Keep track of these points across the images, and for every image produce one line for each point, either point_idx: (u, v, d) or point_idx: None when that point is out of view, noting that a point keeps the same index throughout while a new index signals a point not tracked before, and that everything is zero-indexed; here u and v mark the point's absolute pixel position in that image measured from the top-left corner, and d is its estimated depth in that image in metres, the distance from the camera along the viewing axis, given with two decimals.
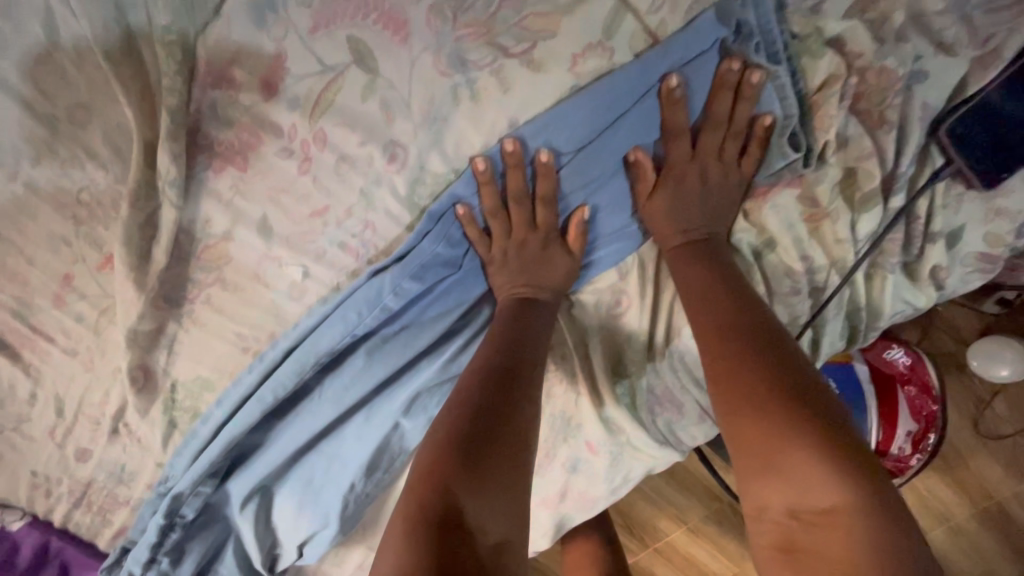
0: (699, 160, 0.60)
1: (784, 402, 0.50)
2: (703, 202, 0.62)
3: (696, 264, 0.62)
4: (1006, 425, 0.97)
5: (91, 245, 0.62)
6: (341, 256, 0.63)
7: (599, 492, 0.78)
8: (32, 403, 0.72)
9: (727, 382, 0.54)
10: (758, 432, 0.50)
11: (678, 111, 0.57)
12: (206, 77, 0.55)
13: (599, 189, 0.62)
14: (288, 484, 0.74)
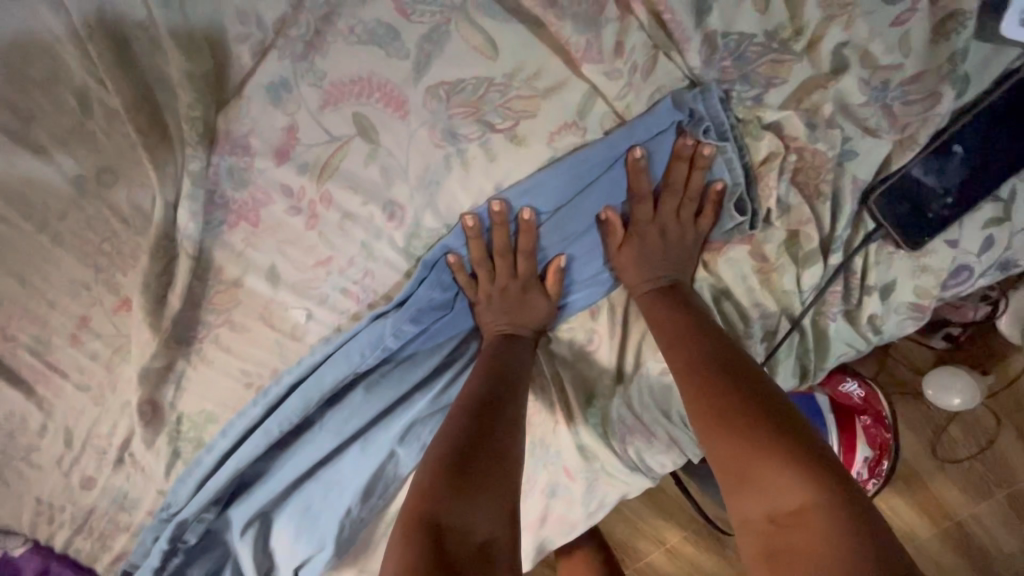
0: (661, 218, 0.68)
1: (751, 418, 0.56)
2: (667, 255, 0.69)
3: (669, 304, 0.68)
4: (960, 449, 1.05)
5: (109, 289, 0.67)
6: (342, 300, 0.69)
7: (577, 516, 0.84)
8: (42, 434, 0.76)
9: (700, 406, 0.60)
10: (730, 448, 0.56)
11: (642, 177, 0.65)
12: (225, 146, 0.62)
13: (574, 242, 0.70)
14: (287, 510, 0.79)
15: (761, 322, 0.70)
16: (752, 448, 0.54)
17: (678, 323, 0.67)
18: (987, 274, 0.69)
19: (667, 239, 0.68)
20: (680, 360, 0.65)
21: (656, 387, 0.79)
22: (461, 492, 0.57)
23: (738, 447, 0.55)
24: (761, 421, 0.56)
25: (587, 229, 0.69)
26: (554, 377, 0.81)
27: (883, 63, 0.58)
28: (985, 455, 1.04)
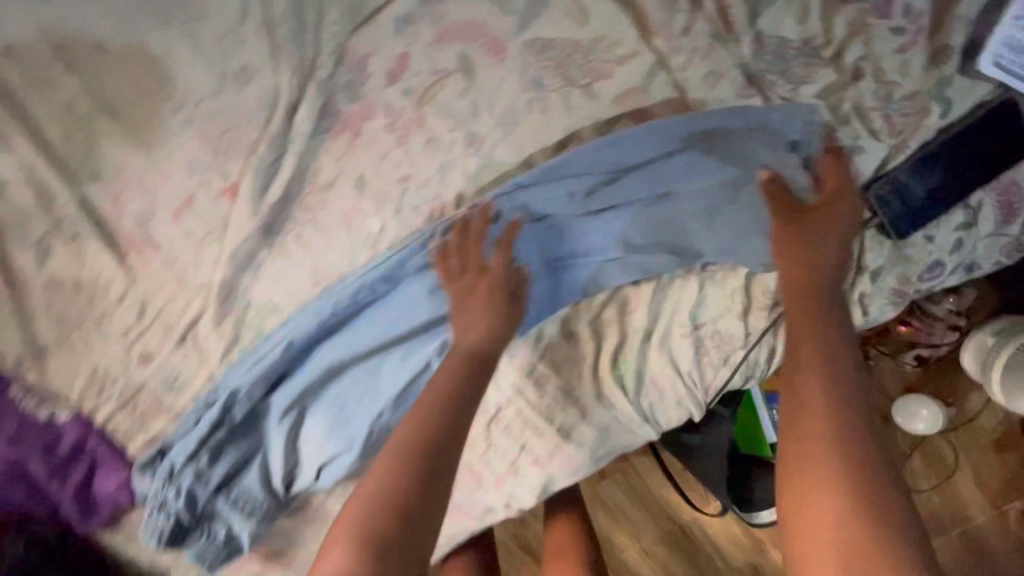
0: (802, 225, 0.72)
1: (851, 437, 0.56)
2: (805, 252, 0.70)
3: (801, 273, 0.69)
4: (923, 480, 1.25)
5: (220, 174, 0.77)
6: (413, 217, 0.80)
7: (584, 458, 0.95)
8: (119, 302, 0.84)
9: (803, 400, 0.59)
10: (812, 450, 0.56)
11: (707, 158, 0.75)
12: (347, 63, 0.74)
13: (626, 216, 0.79)
14: (322, 408, 0.87)
15: (763, 292, 0.83)
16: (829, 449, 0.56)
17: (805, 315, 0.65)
18: (955, 274, 0.83)
19: (805, 234, 0.71)
20: (800, 349, 0.62)
21: (674, 343, 0.87)
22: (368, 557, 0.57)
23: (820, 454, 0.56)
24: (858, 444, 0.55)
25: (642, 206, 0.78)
26: (584, 328, 0.87)
27: (889, 79, 0.73)
28: (941, 488, 1.25)
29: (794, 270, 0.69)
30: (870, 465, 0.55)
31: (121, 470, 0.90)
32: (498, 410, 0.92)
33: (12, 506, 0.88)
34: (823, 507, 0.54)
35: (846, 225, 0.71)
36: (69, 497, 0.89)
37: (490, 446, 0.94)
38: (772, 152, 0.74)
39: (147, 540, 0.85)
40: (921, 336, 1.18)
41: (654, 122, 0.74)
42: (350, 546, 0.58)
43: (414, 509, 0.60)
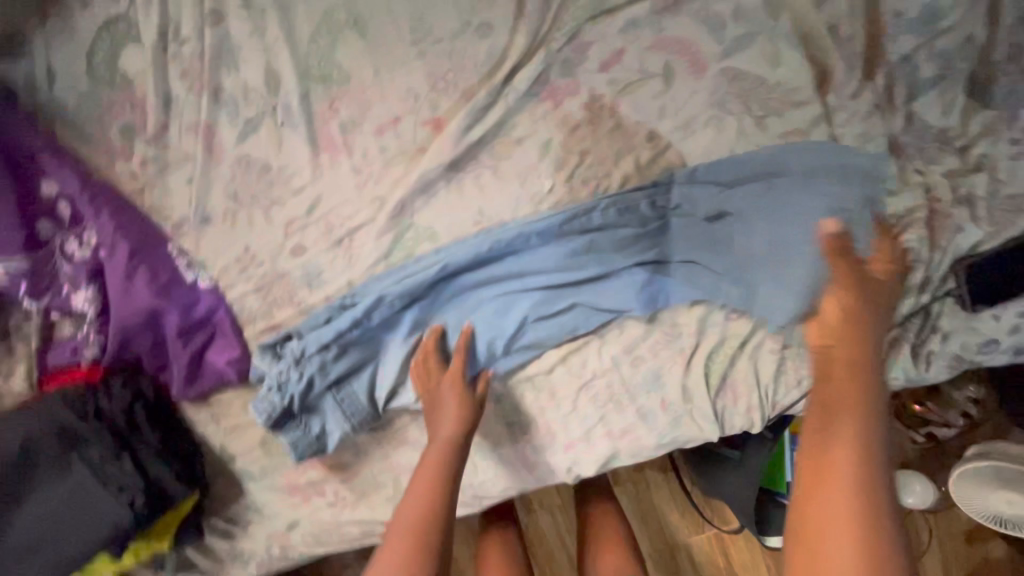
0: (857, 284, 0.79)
1: (866, 480, 0.64)
2: (863, 330, 0.75)
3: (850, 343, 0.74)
4: None
5: (432, 105, 0.87)
6: (580, 187, 0.90)
7: (651, 441, 1.03)
8: (296, 193, 0.91)
9: (819, 447, 0.68)
10: (828, 489, 0.64)
11: (777, 187, 0.86)
12: (571, 45, 0.87)
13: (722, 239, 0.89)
14: (442, 336, 0.93)
15: None
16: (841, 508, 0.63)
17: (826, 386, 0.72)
18: (1009, 353, 0.93)
19: (858, 307, 0.77)
20: (831, 403, 0.70)
21: (762, 356, 0.99)
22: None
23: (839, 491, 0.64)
24: (880, 491, 0.63)
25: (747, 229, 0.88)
26: (690, 323, 0.98)
27: (999, 178, 0.89)
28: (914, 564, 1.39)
29: (842, 337, 0.75)
30: (880, 530, 0.61)
31: (235, 348, 0.95)
32: (591, 379, 1.00)
33: (129, 354, 0.92)
34: (834, 574, 0.60)
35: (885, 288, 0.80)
36: (184, 361, 0.93)
37: (574, 410, 1.02)
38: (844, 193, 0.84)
39: (256, 416, 0.90)
40: (933, 415, 1.33)
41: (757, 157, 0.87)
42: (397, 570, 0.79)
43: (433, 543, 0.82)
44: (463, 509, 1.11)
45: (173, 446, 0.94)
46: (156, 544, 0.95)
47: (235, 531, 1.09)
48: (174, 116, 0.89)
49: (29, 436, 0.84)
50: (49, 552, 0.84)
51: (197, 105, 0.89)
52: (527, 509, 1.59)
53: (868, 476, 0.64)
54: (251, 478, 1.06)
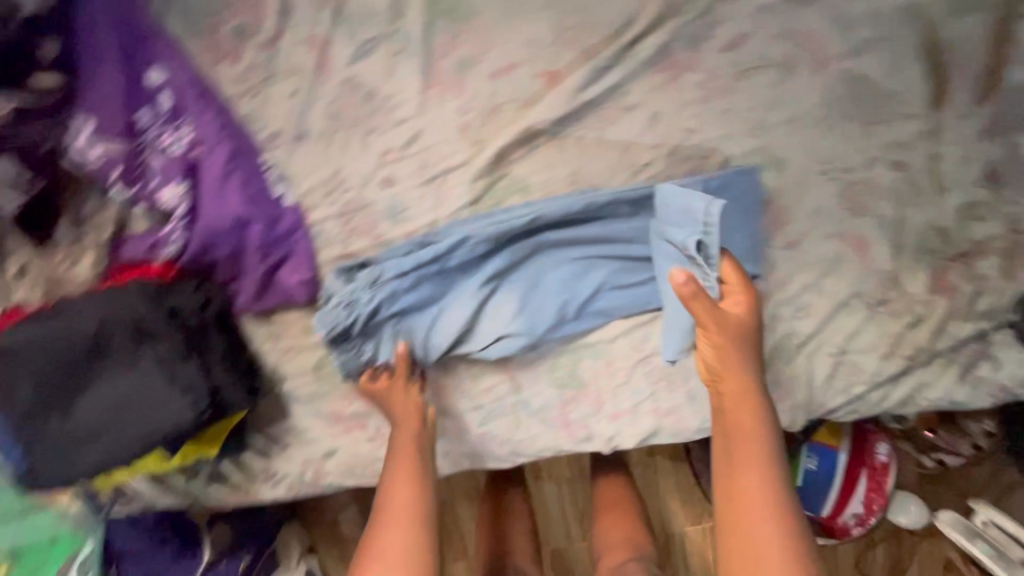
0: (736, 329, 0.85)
1: (773, 499, 0.79)
2: (733, 360, 0.85)
3: (728, 349, 0.85)
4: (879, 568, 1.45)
5: (551, 57, 0.87)
6: (679, 164, 0.91)
7: (692, 423, 1.08)
8: (397, 125, 0.91)
9: (736, 481, 0.81)
10: (751, 518, 0.78)
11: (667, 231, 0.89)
12: (700, 19, 0.87)
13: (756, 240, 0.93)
14: (517, 289, 0.95)
15: (908, 345, 0.97)
16: (755, 510, 0.78)
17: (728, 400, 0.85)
18: None
19: (732, 340, 0.84)
20: (738, 439, 0.83)
21: (818, 358, 1.01)
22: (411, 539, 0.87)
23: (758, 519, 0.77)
24: (782, 509, 0.77)
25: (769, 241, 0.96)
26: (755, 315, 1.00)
27: None
28: None
29: (729, 372, 0.84)
30: (784, 519, 0.78)
31: (307, 270, 0.95)
32: (648, 354, 1.03)
33: (205, 260, 0.91)
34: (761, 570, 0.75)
35: (755, 331, 0.86)
36: (258, 275, 0.93)
37: (627, 382, 1.05)
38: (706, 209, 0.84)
39: (320, 326, 0.92)
40: (946, 444, 1.36)
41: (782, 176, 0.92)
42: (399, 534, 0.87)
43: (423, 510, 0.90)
44: (497, 462, 1.13)
45: (235, 358, 0.93)
46: (206, 450, 0.96)
47: (272, 451, 1.10)
48: (288, 27, 0.88)
49: (105, 322, 0.84)
50: (105, 442, 0.83)
51: (315, 20, 0.88)
52: (534, 476, 1.61)
53: (766, 475, 0.81)
54: (298, 401, 1.07)
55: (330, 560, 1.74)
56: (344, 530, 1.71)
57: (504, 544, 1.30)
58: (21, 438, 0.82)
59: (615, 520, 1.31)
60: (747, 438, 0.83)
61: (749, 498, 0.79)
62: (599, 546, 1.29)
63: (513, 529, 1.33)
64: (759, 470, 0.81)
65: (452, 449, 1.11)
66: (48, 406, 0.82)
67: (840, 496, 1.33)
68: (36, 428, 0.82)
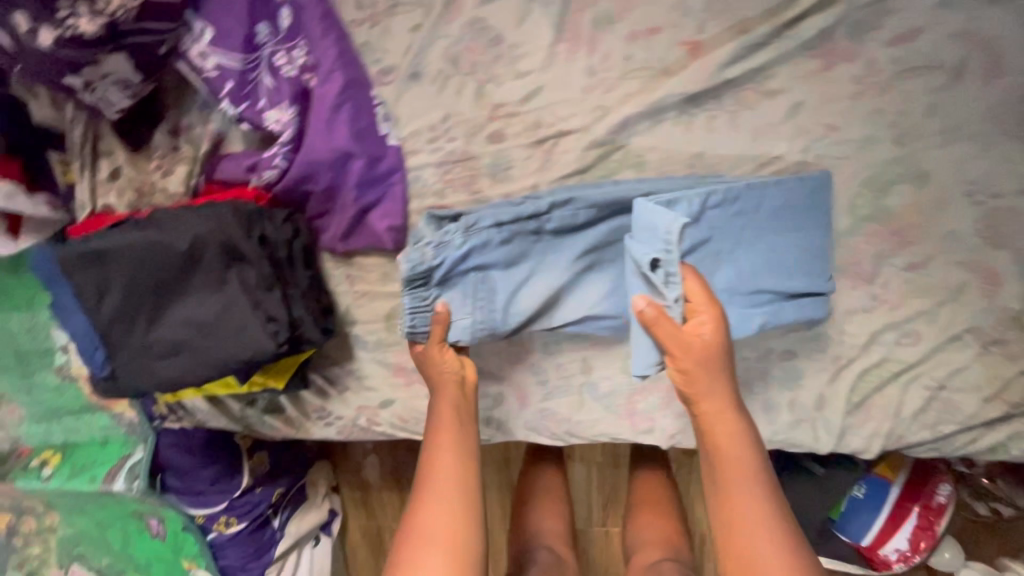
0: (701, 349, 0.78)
1: (768, 519, 0.74)
2: (704, 382, 0.79)
3: (696, 368, 0.78)
4: None
5: (699, 25, 0.80)
6: (811, 162, 0.85)
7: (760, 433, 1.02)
8: (519, 77, 0.85)
9: (728, 506, 0.77)
10: (747, 542, 0.74)
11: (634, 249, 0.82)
12: (872, 5, 0.78)
13: (807, 254, 0.83)
14: (614, 269, 0.91)
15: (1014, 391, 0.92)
16: (757, 531, 0.74)
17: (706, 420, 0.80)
18: None
19: (700, 363, 0.78)
20: (723, 464, 0.78)
21: (912, 390, 0.96)
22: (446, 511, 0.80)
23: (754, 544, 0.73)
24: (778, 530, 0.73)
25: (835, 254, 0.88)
26: (855, 334, 0.94)
27: None
28: None
29: (704, 394, 0.78)
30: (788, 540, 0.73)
31: (398, 216, 0.92)
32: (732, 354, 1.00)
33: (301, 190, 0.88)
34: None
35: (721, 346, 0.78)
36: (350, 214, 0.90)
37: None
38: (669, 228, 0.77)
39: (407, 261, 0.85)
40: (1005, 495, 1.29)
41: (818, 189, 0.83)
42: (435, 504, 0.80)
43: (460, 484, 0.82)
44: (551, 439, 1.11)
45: (316, 294, 0.92)
46: (273, 381, 0.96)
47: (330, 392, 1.10)
48: None
49: (198, 238, 0.81)
50: (186, 359, 0.83)
51: None
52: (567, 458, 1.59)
53: (761, 497, 0.76)
54: (364, 347, 1.06)
55: (350, 503, 1.76)
56: (366, 477, 1.72)
57: (529, 522, 1.20)
58: (108, 342, 0.81)
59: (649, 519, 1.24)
60: (735, 459, 0.78)
61: (745, 519, 0.75)
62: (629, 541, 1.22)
63: (543, 506, 1.24)
64: (753, 491, 0.76)
65: (511, 418, 1.10)
66: (135, 314, 0.81)
67: (884, 528, 1.28)
68: (123, 334, 0.81)
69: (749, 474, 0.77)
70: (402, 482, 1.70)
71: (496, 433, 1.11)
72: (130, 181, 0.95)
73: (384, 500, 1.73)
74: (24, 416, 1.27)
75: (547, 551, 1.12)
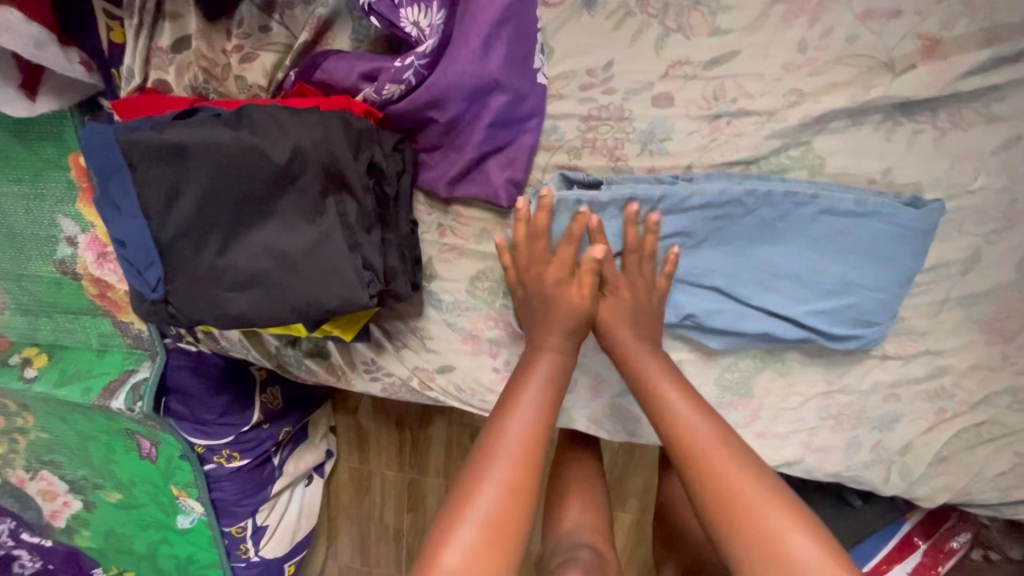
0: (615, 305, 0.75)
1: (741, 459, 0.60)
2: (621, 330, 0.74)
3: (620, 319, 0.75)
4: None
5: (945, 20, 0.68)
6: (1003, 205, 0.76)
7: (834, 470, 0.94)
8: (715, 33, 0.72)
9: (696, 460, 0.61)
10: (730, 497, 0.57)
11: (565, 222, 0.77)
12: None
13: (853, 285, 0.77)
14: (742, 278, 0.79)
15: None
16: (741, 474, 0.58)
17: (634, 368, 0.72)
18: None
19: (618, 316, 0.74)
20: (672, 418, 0.66)
21: (1001, 454, 0.91)
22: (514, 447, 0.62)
23: (732, 480, 0.58)
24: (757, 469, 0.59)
25: (892, 300, 0.77)
26: (970, 391, 0.88)
27: None
28: None
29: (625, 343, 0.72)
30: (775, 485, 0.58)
31: (522, 169, 0.77)
32: (836, 389, 0.91)
33: (423, 117, 0.73)
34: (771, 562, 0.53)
35: (637, 298, 0.75)
36: (470, 156, 0.75)
37: (795, 408, 0.93)
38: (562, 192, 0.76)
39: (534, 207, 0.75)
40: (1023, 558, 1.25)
41: (826, 213, 0.74)
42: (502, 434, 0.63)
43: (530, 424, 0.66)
44: (610, 434, 1.02)
45: (411, 244, 0.78)
46: (340, 334, 0.82)
47: (386, 347, 0.97)
48: None
49: (299, 150, 0.65)
50: (257, 296, 0.67)
51: None
52: None
53: (726, 441, 0.62)
54: (437, 305, 0.92)
55: (344, 444, 1.66)
56: (363, 421, 1.62)
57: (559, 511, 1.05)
58: (169, 260, 0.66)
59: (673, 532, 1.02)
60: (685, 406, 0.66)
61: (722, 466, 0.60)
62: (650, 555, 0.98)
63: (574, 493, 1.09)
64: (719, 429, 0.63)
65: (570, 405, 1.01)
66: (207, 232, 0.65)
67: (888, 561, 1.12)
68: (188, 253, 0.66)
69: (708, 415, 0.65)
70: (405, 433, 1.60)
71: (554, 419, 1.02)
72: (198, 56, 0.76)
73: (380, 446, 1.63)
74: (7, 305, 1.10)
75: (586, 549, 0.94)
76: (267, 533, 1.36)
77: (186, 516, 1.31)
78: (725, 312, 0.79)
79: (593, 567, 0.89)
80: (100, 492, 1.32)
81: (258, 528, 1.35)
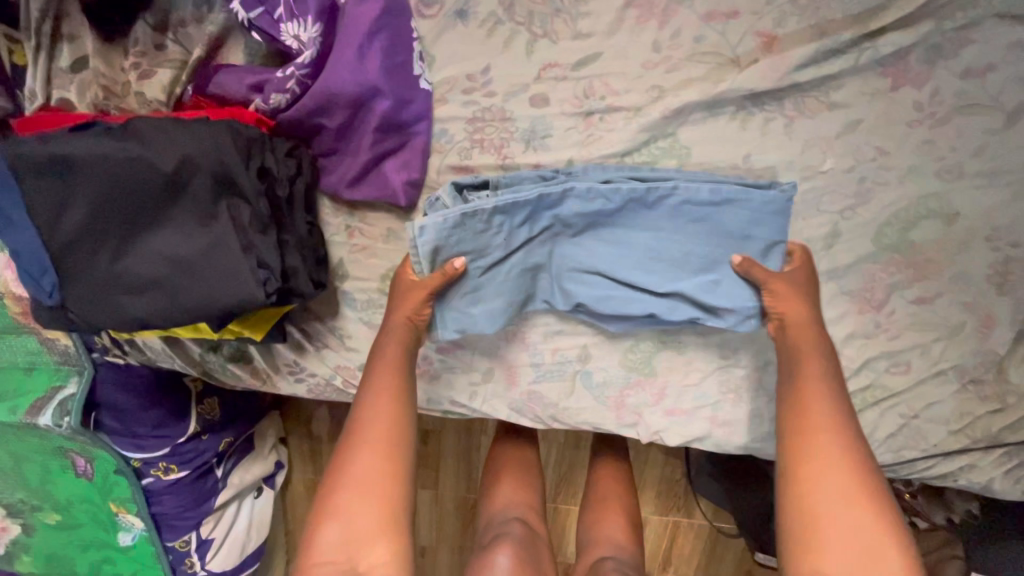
0: (789, 276, 0.79)
1: (853, 455, 0.69)
2: (790, 299, 0.78)
3: (797, 291, 0.79)
4: None
5: (775, 20, 0.78)
6: (853, 183, 0.83)
7: (739, 439, 0.99)
8: (579, 37, 0.80)
9: (806, 433, 0.71)
10: (826, 475, 0.68)
11: (459, 235, 0.77)
12: (947, 33, 0.78)
13: (713, 261, 0.81)
14: (622, 265, 0.82)
15: (999, 441, 0.88)
16: (843, 467, 0.68)
17: (798, 337, 0.77)
18: None
19: (788, 290, 0.78)
20: (804, 385, 0.74)
21: (887, 417, 0.89)
22: (382, 454, 0.74)
23: (825, 463, 0.69)
24: (858, 461, 0.69)
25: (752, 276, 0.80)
26: (852, 358, 0.88)
27: None
28: None
29: (793, 310, 0.78)
30: (871, 491, 0.67)
31: (416, 170, 0.82)
32: (732, 363, 0.97)
33: (312, 124, 0.78)
34: (829, 544, 0.65)
35: (804, 271, 0.80)
36: (365, 158, 0.80)
37: (696, 384, 0.98)
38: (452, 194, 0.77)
39: (429, 217, 0.75)
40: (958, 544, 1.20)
41: (687, 201, 0.78)
42: (374, 446, 0.74)
43: (402, 429, 0.77)
44: (532, 422, 1.05)
45: (313, 245, 0.82)
46: (250, 332, 0.85)
47: (307, 347, 0.99)
48: None
49: (186, 159, 0.69)
50: (156, 299, 0.71)
51: None
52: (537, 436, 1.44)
53: (849, 439, 0.70)
54: (352, 305, 0.95)
55: (297, 455, 1.61)
56: (317, 433, 1.57)
57: (492, 494, 1.07)
58: (63, 268, 0.69)
59: (612, 517, 1.03)
60: (828, 391, 0.73)
61: (829, 454, 0.69)
62: (577, 534, 1.04)
63: (508, 472, 1.11)
64: (841, 425, 0.71)
65: (494, 397, 1.03)
66: (98, 242, 0.69)
67: None
68: (84, 260, 0.69)
69: (844, 405, 0.73)
70: None
71: (478, 409, 1.04)
72: (97, 74, 0.80)
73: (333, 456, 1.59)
74: None
75: (517, 523, 0.99)
76: (212, 547, 1.34)
77: (127, 533, 1.28)
78: (612, 296, 0.83)
79: (524, 540, 0.95)
80: (38, 514, 1.31)
81: (202, 542, 1.32)
